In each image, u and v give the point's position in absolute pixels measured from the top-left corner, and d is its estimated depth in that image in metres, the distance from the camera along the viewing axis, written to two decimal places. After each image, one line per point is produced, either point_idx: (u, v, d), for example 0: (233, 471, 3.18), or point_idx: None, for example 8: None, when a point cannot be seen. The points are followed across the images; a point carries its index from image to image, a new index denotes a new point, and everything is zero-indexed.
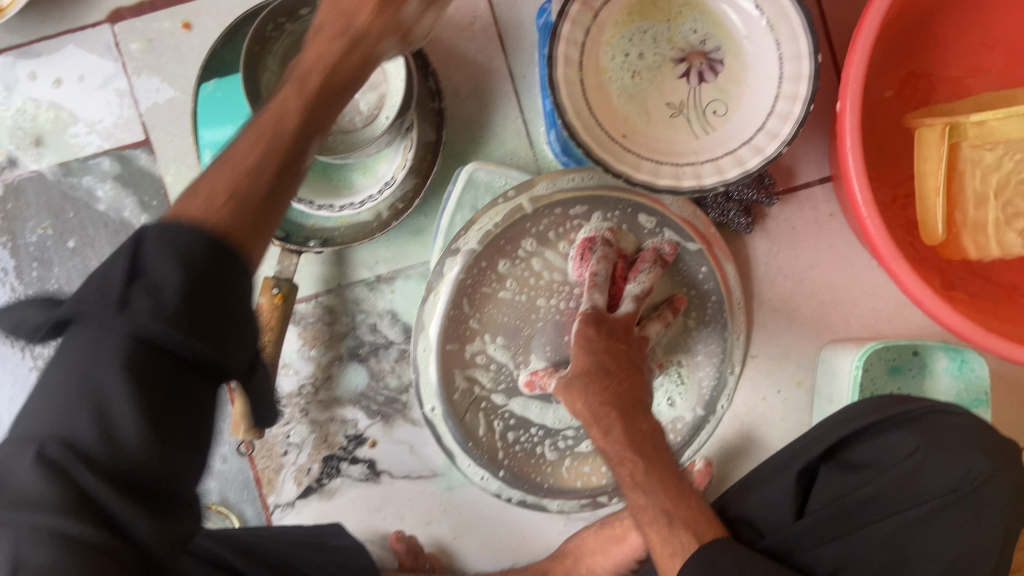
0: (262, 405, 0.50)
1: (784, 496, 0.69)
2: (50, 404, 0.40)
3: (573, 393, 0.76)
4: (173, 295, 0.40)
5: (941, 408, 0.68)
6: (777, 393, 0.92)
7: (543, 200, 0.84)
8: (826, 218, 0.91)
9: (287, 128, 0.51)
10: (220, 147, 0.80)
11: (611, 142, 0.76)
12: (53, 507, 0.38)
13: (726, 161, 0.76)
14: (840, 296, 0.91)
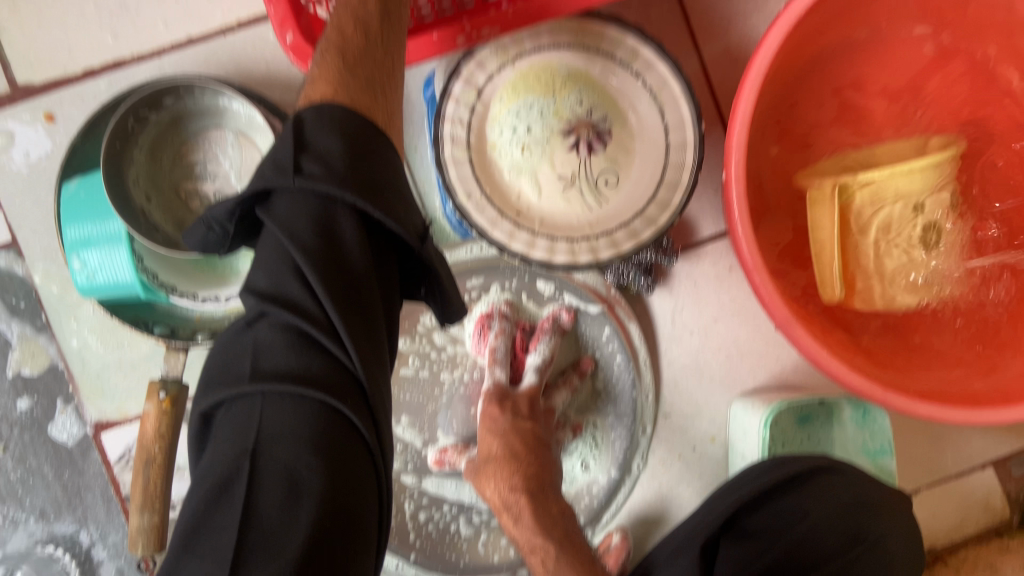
0: (417, 278, 0.60)
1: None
2: (271, 258, 0.51)
3: (480, 480, 0.76)
4: (339, 159, 0.52)
5: (826, 469, 0.70)
6: (693, 451, 0.91)
7: None
8: (726, 273, 0.91)
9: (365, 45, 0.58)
10: (84, 244, 0.75)
11: (504, 220, 0.75)
12: (289, 414, 0.48)
13: (621, 233, 0.75)
14: (747, 348, 0.91)
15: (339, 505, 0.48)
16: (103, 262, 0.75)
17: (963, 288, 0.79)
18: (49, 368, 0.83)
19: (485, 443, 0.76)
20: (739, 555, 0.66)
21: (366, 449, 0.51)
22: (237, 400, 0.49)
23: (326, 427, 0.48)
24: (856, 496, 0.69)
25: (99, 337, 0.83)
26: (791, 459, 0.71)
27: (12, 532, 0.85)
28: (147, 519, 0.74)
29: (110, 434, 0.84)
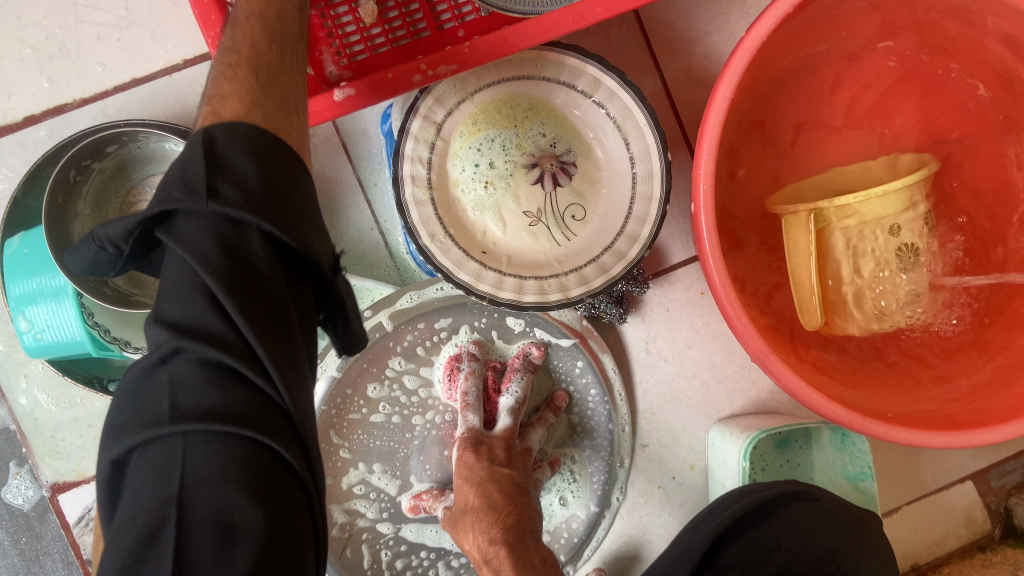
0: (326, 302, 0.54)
1: None
2: (180, 285, 0.44)
3: (459, 533, 0.73)
4: (256, 183, 0.45)
5: (800, 494, 0.68)
6: (672, 480, 0.89)
7: (402, 315, 0.79)
8: (698, 298, 0.90)
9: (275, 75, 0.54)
10: (29, 300, 0.71)
11: (470, 260, 0.72)
12: (216, 456, 0.43)
13: (590, 268, 0.73)
14: (722, 373, 0.90)
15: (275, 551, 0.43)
16: (50, 319, 0.71)
17: (934, 306, 0.78)
18: (1, 431, 0.80)
19: (463, 494, 0.74)
20: None
21: (298, 483, 0.46)
22: (155, 443, 0.43)
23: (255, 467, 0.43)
24: (832, 522, 0.67)
25: (50, 395, 0.80)
26: (760, 489, 0.69)
27: None
28: None
29: (68, 496, 0.80)
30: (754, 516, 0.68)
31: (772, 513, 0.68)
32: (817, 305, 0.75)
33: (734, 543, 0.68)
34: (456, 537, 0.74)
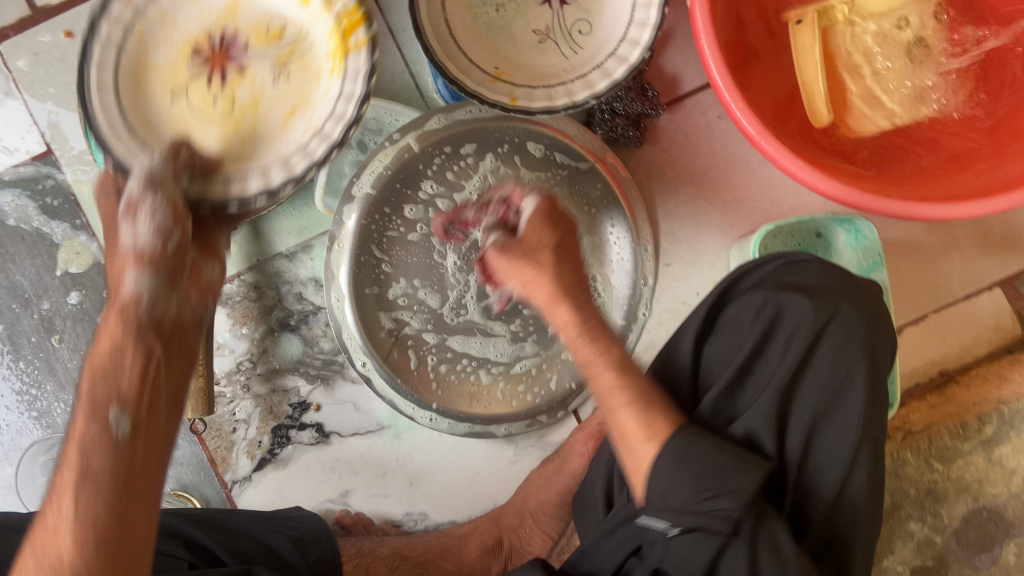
0: None
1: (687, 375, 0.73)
2: None
3: (536, 269, 0.66)
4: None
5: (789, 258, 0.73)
6: (697, 295, 0.95)
7: (427, 138, 0.85)
8: (716, 122, 0.93)
9: (125, 331, 0.55)
10: None
11: (482, 74, 0.78)
12: (80, 490, 0.50)
13: (595, 74, 0.77)
14: (741, 193, 0.94)
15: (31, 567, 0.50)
16: None
17: (958, 93, 0.79)
18: (93, 265, 0.91)
19: (535, 234, 0.67)
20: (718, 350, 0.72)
21: None
22: None
23: (60, 511, 0.50)
24: (825, 276, 0.70)
25: None
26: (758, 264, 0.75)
27: None
28: (194, 383, 0.84)
29: None
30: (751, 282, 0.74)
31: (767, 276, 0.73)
32: (826, 100, 0.76)
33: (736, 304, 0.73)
34: (525, 273, 0.66)
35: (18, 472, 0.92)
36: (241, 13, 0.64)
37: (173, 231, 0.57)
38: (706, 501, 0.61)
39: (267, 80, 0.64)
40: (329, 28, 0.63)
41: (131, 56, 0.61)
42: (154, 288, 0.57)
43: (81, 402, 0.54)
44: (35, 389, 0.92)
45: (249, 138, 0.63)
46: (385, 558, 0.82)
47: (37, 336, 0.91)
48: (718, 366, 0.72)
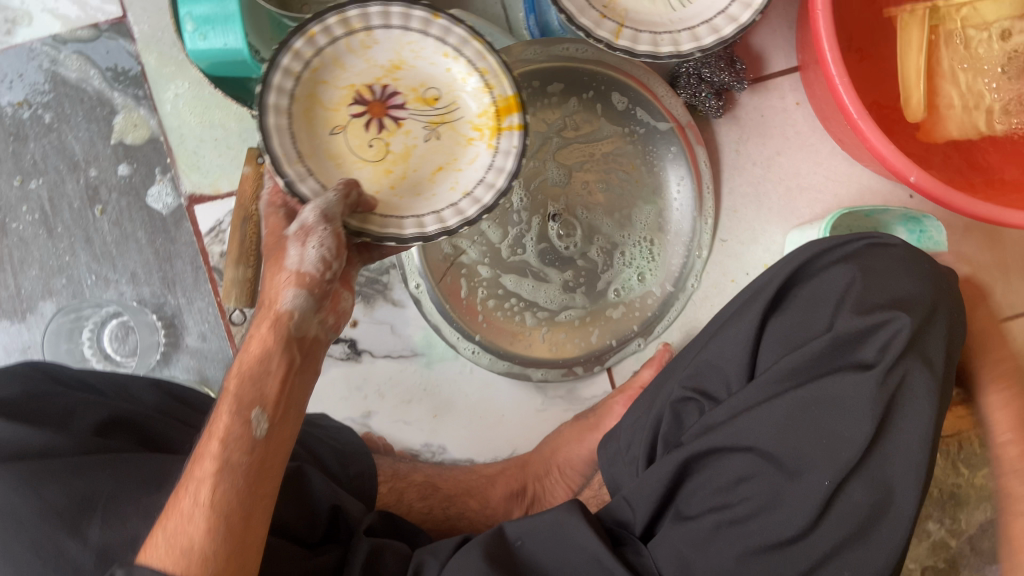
0: None
1: (740, 348, 0.66)
2: None
3: None
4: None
5: (875, 240, 0.67)
6: (746, 275, 0.94)
7: (519, 70, 0.85)
8: (793, 108, 0.94)
9: (271, 346, 0.56)
10: (206, 21, 0.77)
11: (591, 9, 0.76)
12: (220, 478, 0.51)
13: (703, 29, 0.77)
14: (806, 182, 0.94)
15: (162, 541, 0.49)
16: (224, 41, 0.77)
17: None
18: (150, 140, 0.88)
19: None
20: (786, 328, 0.65)
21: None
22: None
23: (202, 474, 0.52)
24: (911, 268, 0.65)
25: (194, 113, 0.88)
26: (843, 241, 0.68)
27: (104, 289, 0.89)
28: (241, 272, 0.80)
29: (203, 207, 0.89)
30: (833, 258, 0.67)
31: (851, 255, 0.67)
32: (923, 103, 0.78)
33: (812, 279, 0.67)
34: None
35: (36, 337, 0.89)
36: (403, 74, 0.62)
37: (334, 262, 0.57)
38: (738, 486, 0.62)
39: (420, 136, 0.63)
40: (484, 108, 0.62)
41: (303, 87, 0.59)
42: (308, 307, 0.58)
43: (226, 395, 0.55)
44: (67, 256, 0.89)
45: (399, 188, 0.62)
46: (417, 485, 0.82)
47: (79, 202, 0.89)
48: (778, 346, 0.65)
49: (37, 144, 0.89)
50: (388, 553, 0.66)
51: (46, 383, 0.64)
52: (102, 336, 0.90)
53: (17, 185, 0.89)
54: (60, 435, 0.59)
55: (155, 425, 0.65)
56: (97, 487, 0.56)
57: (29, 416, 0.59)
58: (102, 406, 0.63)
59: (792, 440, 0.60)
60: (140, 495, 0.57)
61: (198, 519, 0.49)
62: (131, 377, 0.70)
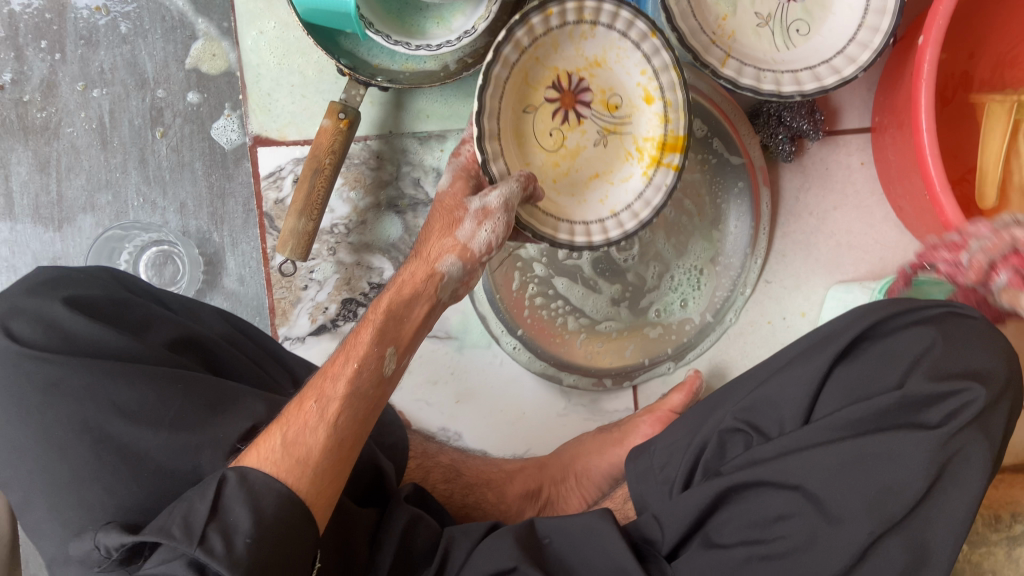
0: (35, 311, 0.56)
1: (804, 388, 0.67)
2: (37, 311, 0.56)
3: None
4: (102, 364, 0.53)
5: (955, 312, 0.68)
6: (782, 319, 0.95)
7: None
8: (857, 167, 0.95)
9: (420, 298, 0.65)
10: None
11: (702, 35, 0.78)
12: (346, 402, 0.58)
13: (806, 74, 0.79)
14: (856, 241, 0.95)
15: (280, 443, 0.54)
16: None
17: None
18: (225, 73, 0.86)
19: None
20: (852, 380, 0.66)
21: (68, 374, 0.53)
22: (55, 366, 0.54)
23: (328, 394, 0.58)
24: (985, 347, 0.66)
25: (274, 54, 0.85)
26: (922, 308, 0.69)
27: (150, 214, 0.86)
28: (303, 224, 0.79)
29: (266, 150, 0.86)
30: (908, 321, 0.68)
31: (929, 321, 0.67)
32: (998, 186, 0.80)
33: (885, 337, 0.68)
34: None
35: (71, 249, 0.86)
36: (599, 73, 0.68)
37: (495, 247, 0.65)
38: (776, 523, 0.62)
39: (592, 139, 0.69)
40: (654, 133, 0.69)
41: (521, 62, 0.65)
42: (457, 276, 0.66)
43: (371, 324, 0.63)
44: (118, 172, 0.86)
45: (560, 182, 0.69)
46: (442, 467, 0.82)
47: (140, 121, 0.86)
48: (841, 396, 0.66)
49: (107, 52, 0.85)
50: (422, 529, 0.66)
51: (123, 290, 0.62)
52: (139, 261, 0.89)
53: (79, 91, 0.85)
54: (133, 343, 0.57)
55: (224, 353, 0.63)
56: (155, 400, 0.53)
57: (104, 320, 0.58)
58: (178, 325, 0.62)
59: (838, 489, 0.60)
60: (193, 418, 0.54)
61: (318, 432, 0.55)
62: (201, 304, 0.68)
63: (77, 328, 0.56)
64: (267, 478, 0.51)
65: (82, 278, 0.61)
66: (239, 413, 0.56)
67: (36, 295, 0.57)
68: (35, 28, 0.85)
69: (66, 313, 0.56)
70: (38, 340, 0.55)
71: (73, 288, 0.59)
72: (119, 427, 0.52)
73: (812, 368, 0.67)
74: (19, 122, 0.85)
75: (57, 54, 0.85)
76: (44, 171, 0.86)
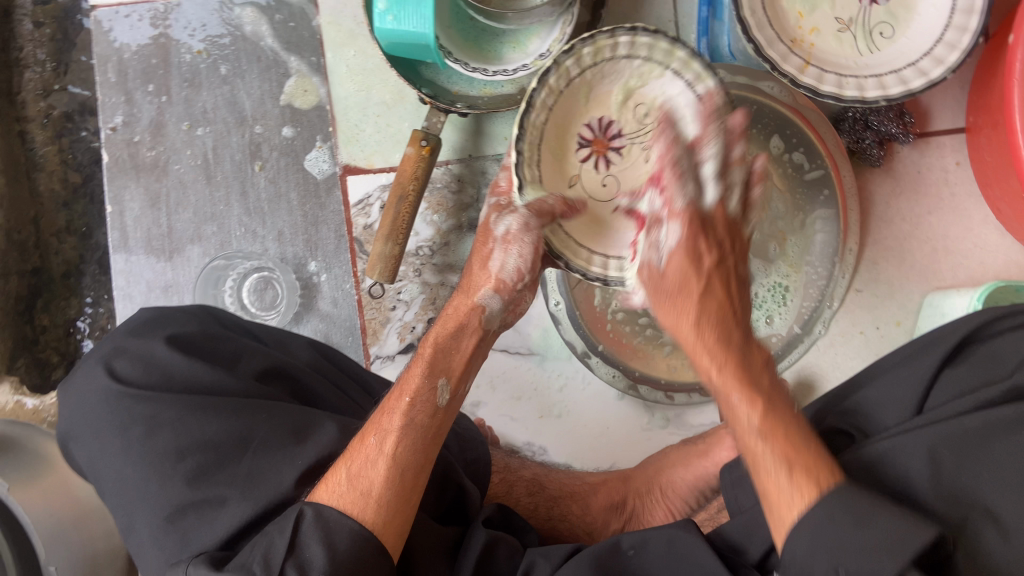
0: (150, 351, 0.63)
1: (910, 384, 0.65)
2: (142, 360, 0.63)
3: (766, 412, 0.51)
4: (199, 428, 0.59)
5: None
6: (875, 330, 0.92)
7: None
8: (952, 168, 0.91)
9: (466, 331, 0.69)
10: (398, 3, 0.79)
11: (779, 43, 0.76)
12: (403, 434, 0.61)
13: (890, 78, 0.76)
14: (954, 246, 0.92)
15: (345, 478, 0.58)
16: (411, 26, 0.79)
17: None
18: (317, 107, 0.91)
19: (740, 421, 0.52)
20: (957, 379, 0.63)
21: (165, 416, 0.59)
22: (146, 404, 0.60)
23: (386, 428, 0.61)
24: None
25: (356, 84, 0.90)
26: None
27: (250, 243, 0.92)
28: (389, 249, 0.83)
29: (356, 179, 0.91)
30: (1015, 323, 0.64)
31: None
32: None
33: (994, 338, 0.65)
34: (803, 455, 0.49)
35: (179, 278, 0.92)
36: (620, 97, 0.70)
37: (526, 274, 0.69)
38: None
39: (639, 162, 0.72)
40: None
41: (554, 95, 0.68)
42: (497, 309, 0.70)
43: (421, 360, 0.66)
44: (221, 205, 0.92)
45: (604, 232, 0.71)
46: (526, 481, 0.84)
47: (240, 156, 0.92)
48: (951, 392, 0.63)
49: (209, 93, 0.92)
50: (501, 546, 0.69)
51: (216, 325, 0.69)
52: (242, 287, 0.93)
53: (185, 130, 0.92)
54: (223, 377, 0.63)
55: (310, 381, 0.68)
56: (247, 430, 0.60)
57: (199, 355, 0.64)
58: (269, 356, 0.67)
59: (848, 518, 0.46)
60: (277, 453, 0.59)
61: (378, 466, 0.59)
62: (291, 333, 0.74)
63: (173, 365, 0.62)
64: (340, 516, 0.55)
65: (181, 315, 0.68)
66: (317, 440, 0.62)
67: (138, 337, 0.64)
68: (144, 74, 0.92)
69: (165, 351, 0.63)
70: (142, 378, 0.62)
71: (170, 326, 0.66)
72: (197, 467, 0.58)
73: (918, 374, 0.65)
74: (131, 160, 0.93)
75: (164, 96, 0.92)
76: (154, 206, 0.93)
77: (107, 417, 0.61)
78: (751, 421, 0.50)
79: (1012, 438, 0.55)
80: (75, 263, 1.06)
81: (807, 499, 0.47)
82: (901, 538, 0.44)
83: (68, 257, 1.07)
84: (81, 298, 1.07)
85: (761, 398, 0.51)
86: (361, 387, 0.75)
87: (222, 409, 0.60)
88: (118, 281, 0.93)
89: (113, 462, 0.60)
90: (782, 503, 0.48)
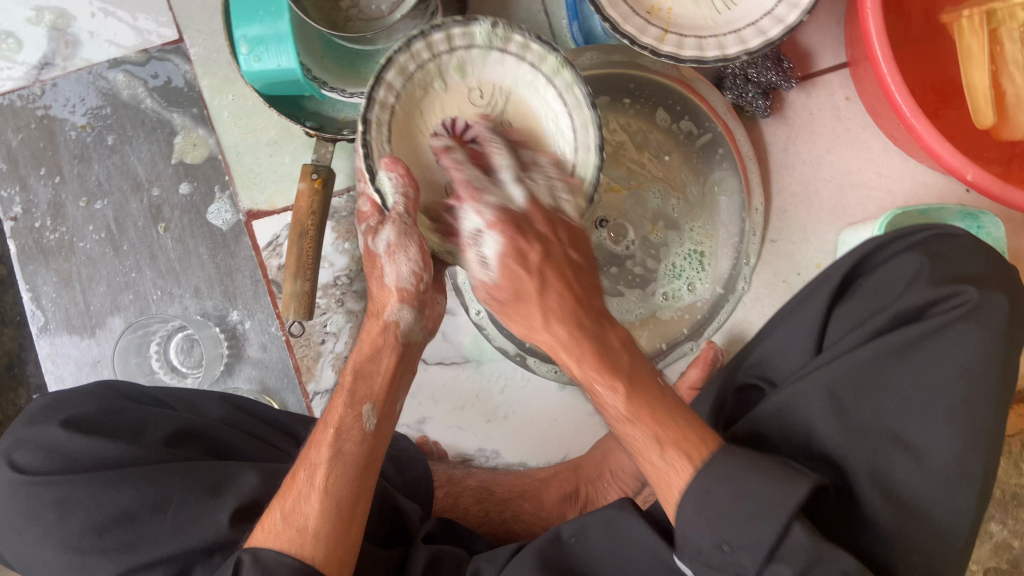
0: (47, 437, 0.63)
1: (805, 325, 0.66)
2: (42, 448, 0.63)
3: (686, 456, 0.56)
4: (113, 502, 0.59)
5: (941, 231, 0.65)
6: (798, 276, 0.93)
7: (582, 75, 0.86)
8: (843, 103, 0.92)
9: (384, 352, 0.68)
10: (259, 42, 0.79)
11: (636, 16, 0.77)
12: (333, 466, 0.61)
13: (749, 31, 0.76)
14: (858, 179, 0.92)
15: (280, 516, 0.59)
16: (277, 62, 0.79)
17: None
18: (208, 159, 0.91)
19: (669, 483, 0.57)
20: (849, 314, 0.64)
21: (76, 498, 0.60)
22: (55, 488, 0.60)
23: (315, 461, 0.62)
24: (977, 254, 0.62)
25: (242, 130, 0.90)
26: (908, 233, 0.66)
27: (169, 304, 0.92)
28: (299, 285, 0.82)
29: (260, 223, 0.91)
30: (896, 249, 0.65)
31: (916, 244, 0.65)
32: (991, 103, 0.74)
33: (881, 266, 0.65)
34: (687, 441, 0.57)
35: (106, 351, 0.93)
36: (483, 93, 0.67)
37: (423, 274, 0.67)
38: (726, 552, 0.53)
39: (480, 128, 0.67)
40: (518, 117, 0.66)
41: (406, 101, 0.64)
42: (413, 321, 0.69)
43: (340, 392, 0.66)
44: (134, 272, 0.93)
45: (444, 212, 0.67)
46: (473, 490, 0.86)
47: (143, 221, 0.92)
48: (843, 328, 0.64)
49: (101, 166, 0.92)
50: (447, 561, 0.70)
51: (117, 398, 0.69)
52: (168, 350, 0.95)
53: (84, 206, 0.92)
54: (129, 449, 0.63)
55: (223, 436, 0.69)
56: (162, 494, 0.60)
57: (102, 432, 0.64)
58: (176, 419, 0.68)
59: (724, 498, 0.53)
60: (198, 509, 0.61)
61: (312, 499, 0.60)
62: (199, 392, 0.74)
63: (75, 446, 0.62)
64: (277, 554, 0.56)
65: (78, 395, 0.68)
66: (237, 491, 0.63)
67: (35, 426, 0.64)
68: (34, 158, 0.92)
69: (65, 434, 0.63)
70: (46, 465, 0.62)
71: (68, 410, 0.66)
72: (115, 542, 0.58)
73: (809, 316, 0.66)
74: (37, 246, 0.93)
75: (58, 177, 0.92)
76: (69, 286, 0.93)
77: (18, 508, 0.61)
78: (648, 441, 0.58)
79: (898, 369, 0.58)
80: (14, 353, 1.07)
81: (683, 476, 0.56)
82: (777, 500, 0.52)
83: (6, 349, 1.07)
84: (27, 385, 1.07)
85: (636, 387, 0.61)
86: (281, 431, 0.76)
87: (132, 478, 0.60)
88: (47, 366, 0.93)
89: (34, 552, 0.60)
90: (670, 454, 0.57)
